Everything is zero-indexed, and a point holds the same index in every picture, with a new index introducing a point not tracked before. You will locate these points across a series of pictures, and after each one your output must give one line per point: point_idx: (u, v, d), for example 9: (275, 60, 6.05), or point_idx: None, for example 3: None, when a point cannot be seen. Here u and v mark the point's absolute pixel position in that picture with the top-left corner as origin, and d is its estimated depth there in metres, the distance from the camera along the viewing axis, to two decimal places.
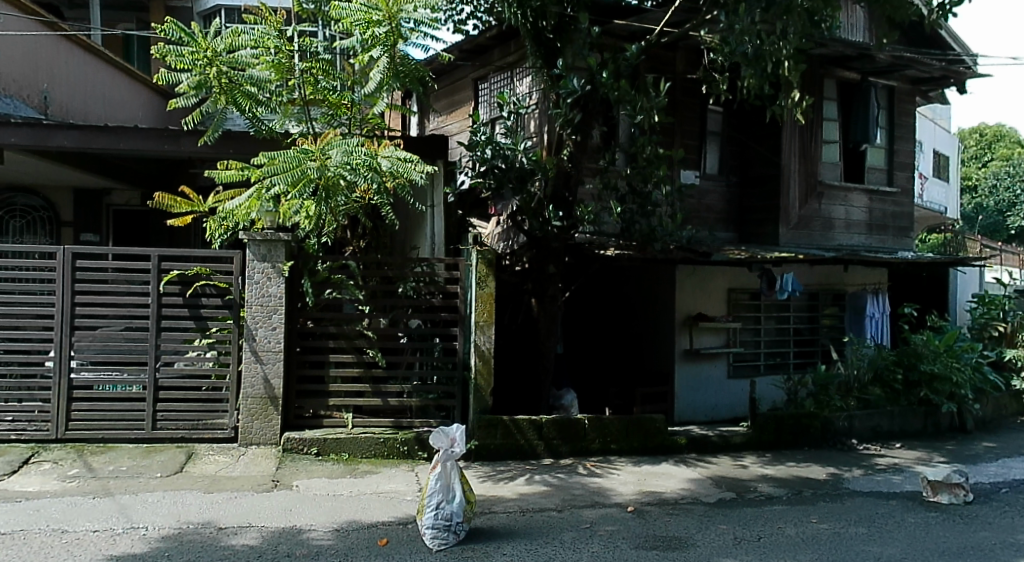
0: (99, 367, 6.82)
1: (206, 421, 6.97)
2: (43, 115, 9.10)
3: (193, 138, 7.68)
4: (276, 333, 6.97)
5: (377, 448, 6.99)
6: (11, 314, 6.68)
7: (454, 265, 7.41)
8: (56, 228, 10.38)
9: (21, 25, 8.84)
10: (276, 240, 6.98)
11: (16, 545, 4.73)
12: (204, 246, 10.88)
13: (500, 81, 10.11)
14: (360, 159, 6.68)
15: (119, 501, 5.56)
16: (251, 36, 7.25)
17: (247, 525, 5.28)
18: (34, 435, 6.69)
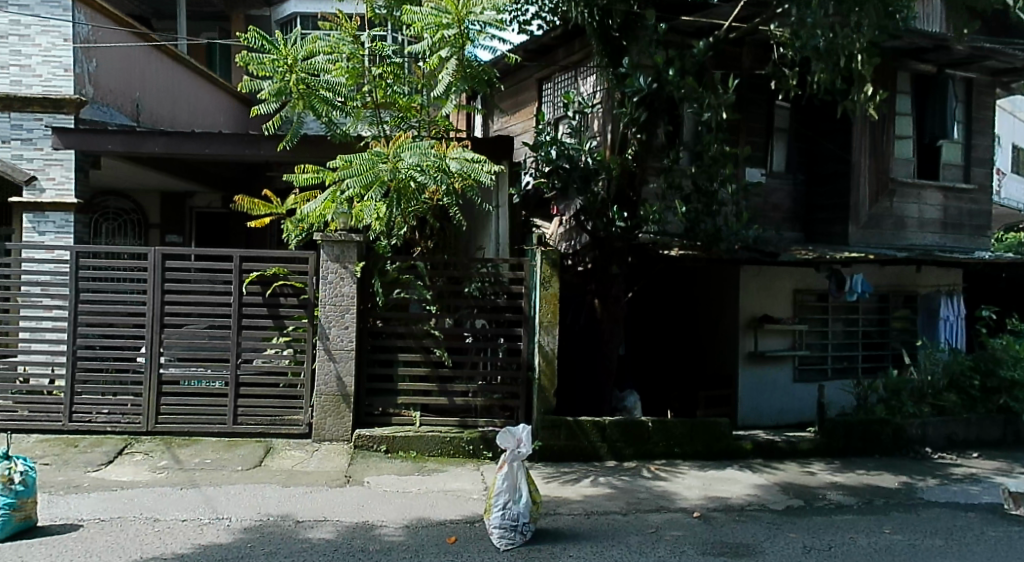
0: (185, 363, 7.19)
1: (284, 416, 7.25)
2: (136, 123, 9.53)
3: (274, 143, 7.97)
4: (348, 332, 7.20)
5: (444, 447, 7.15)
6: (108, 311, 7.14)
7: (519, 266, 7.48)
8: (144, 230, 11.07)
9: (117, 37, 9.20)
10: (348, 240, 7.22)
11: (113, 531, 5.10)
12: (281, 245, 11.47)
13: (565, 80, 10.14)
14: (430, 160, 6.83)
15: (204, 492, 5.88)
16: (327, 42, 7.56)
17: (323, 519, 5.51)
18: (127, 428, 7.10)
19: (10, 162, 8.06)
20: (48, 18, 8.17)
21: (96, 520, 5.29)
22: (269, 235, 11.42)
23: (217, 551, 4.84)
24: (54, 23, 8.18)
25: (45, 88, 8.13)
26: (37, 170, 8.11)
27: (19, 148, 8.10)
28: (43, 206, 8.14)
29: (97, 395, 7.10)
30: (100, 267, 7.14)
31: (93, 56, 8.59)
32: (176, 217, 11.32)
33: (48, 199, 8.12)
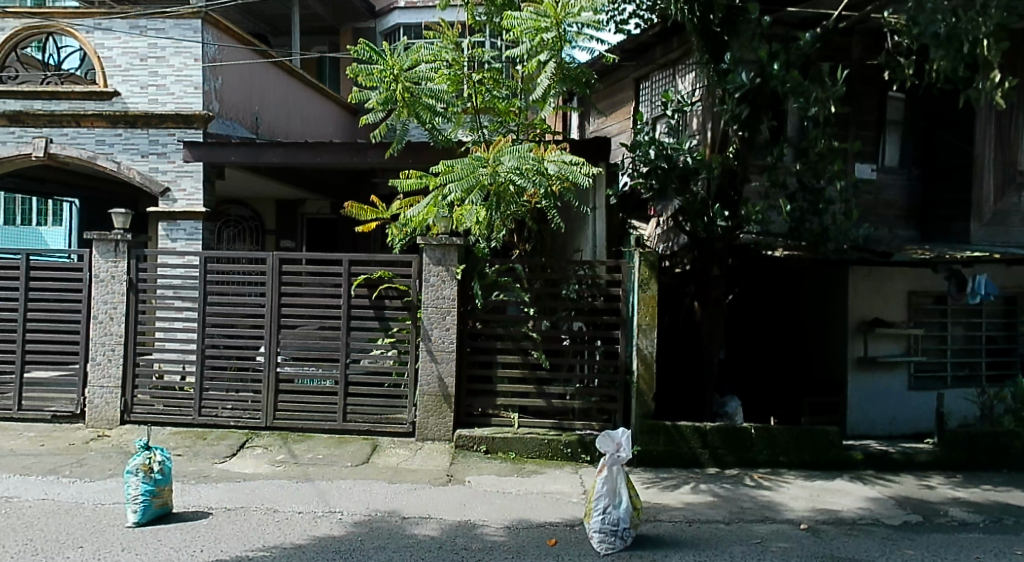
0: (298, 362, 7.66)
1: (388, 415, 7.57)
2: (255, 135, 10.02)
3: (380, 151, 8.40)
4: (449, 334, 7.43)
5: (542, 449, 7.23)
6: (231, 314, 7.72)
7: (616, 268, 7.44)
8: (261, 236, 12.08)
9: (240, 54, 9.70)
10: (450, 244, 7.41)
11: (239, 519, 5.60)
12: (386, 249, 12.04)
13: (662, 79, 9.95)
14: (530, 163, 6.93)
15: (318, 486, 6.36)
16: (430, 51, 7.73)
17: (427, 516, 5.75)
18: (249, 422, 7.65)
19: (147, 175, 8.71)
20: (181, 40, 8.77)
21: (223, 509, 5.82)
22: (374, 240, 12.02)
23: (330, 544, 5.15)
24: (186, 44, 8.77)
25: (178, 105, 8.75)
26: (170, 182, 8.71)
27: (155, 162, 8.73)
28: (175, 215, 8.73)
29: (222, 391, 7.71)
30: (223, 273, 7.72)
31: (219, 74, 9.11)
32: (289, 223, 12.15)
33: (180, 209, 8.70)
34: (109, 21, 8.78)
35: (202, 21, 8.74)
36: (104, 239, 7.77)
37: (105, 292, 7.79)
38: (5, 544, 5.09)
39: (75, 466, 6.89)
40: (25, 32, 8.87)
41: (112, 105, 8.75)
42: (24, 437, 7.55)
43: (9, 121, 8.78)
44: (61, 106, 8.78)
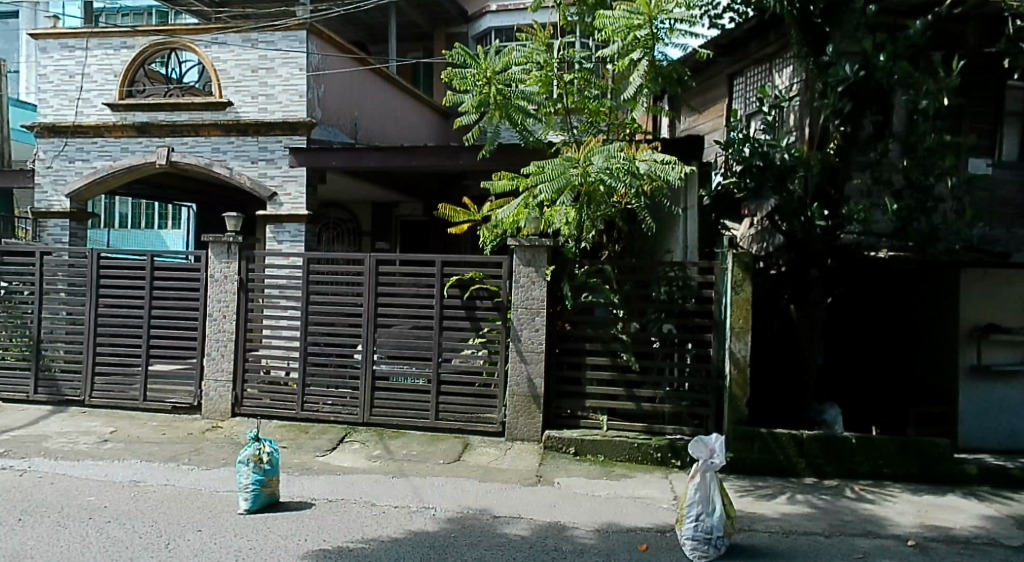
0: (393, 361, 7.86)
1: (479, 414, 7.67)
2: (354, 141, 10.29)
3: (471, 153, 8.52)
4: (538, 335, 7.46)
5: (631, 453, 7.16)
6: (330, 313, 7.99)
7: (709, 269, 7.28)
8: (358, 238, 12.60)
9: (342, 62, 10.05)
10: (539, 245, 7.47)
11: (339, 511, 5.82)
12: (476, 251, 12.22)
13: (759, 75, 9.53)
14: (620, 163, 6.91)
15: (412, 482, 6.55)
16: (522, 53, 7.77)
17: (518, 516, 5.82)
18: (346, 418, 7.90)
19: (256, 180, 9.13)
20: (289, 51, 9.11)
21: (326, 500, 6.08)
22: (465, 242, 12.22)
23: (425, 538, 5.28)
24: (293, 54, 9.11)
25: (285, 113, 9.11)
26: (277, 186, 9.08)
27: (263, 167, 9.12)
28: (281, 218, 9.09)
29: (323, 387, 7.98)
30: (322, 273, 8.00)
31: (321, 82, 9.39)
32: (384, 225, 12.50)
33: (285, 212, 9.05)
34: (225, 34, 9.21)
35: (308, 32, 9.10)
36: (218, 241, 8.20)
37: (218, 291, 8.22)
38: (134, 525, 5.48)
39: (192, 454, 7.32)
40: (148, 50, 9.39)
41: (226, 114, 9.24)
42: (147, 426, 8.08)
43: (136, 131, 9.39)
44: (182, 117, 9.32)
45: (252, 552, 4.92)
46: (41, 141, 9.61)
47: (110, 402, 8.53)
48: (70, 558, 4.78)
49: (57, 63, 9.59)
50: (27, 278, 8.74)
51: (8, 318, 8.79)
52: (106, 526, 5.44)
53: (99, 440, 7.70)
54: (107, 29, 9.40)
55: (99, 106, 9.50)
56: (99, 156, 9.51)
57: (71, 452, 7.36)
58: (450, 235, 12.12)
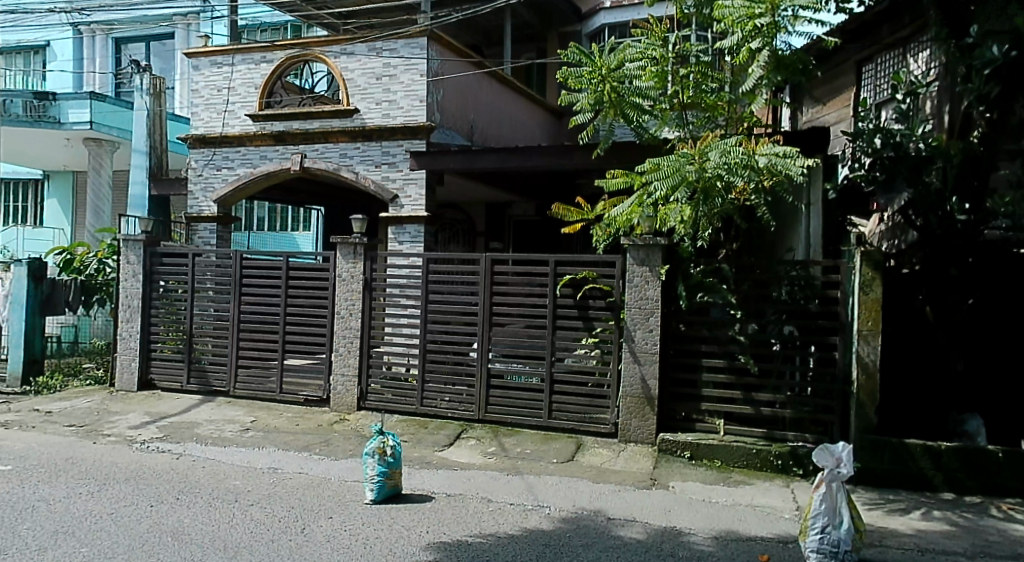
0: (508, 359, 7.97)
1: (592, 414, 7.66)
2: (471, 143, 10.51)
3: (586, 152, 8.57)
4: (652, 335, 7.36)
5: (749, 459, 6.90)
6: (446, 312, 8.22)
7: (834, 268, 6.91)
8: (473, 238, 12.91)
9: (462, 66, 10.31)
10: (653, 244, 7.36)
11: (458, 506, 5.98)
12: (588, 249, 12.40)
13: (891, 60, 8.83)
14: (740, 158, 6.67)
15: (526, 480, 6.63)
16: (637, 49, 7.69)
17: (633, 519, 5.76)
18: (463, 414, 8.10)
19: (381, 183, 9.53)
20: (410, 58, 9.44)
21: (445, 494, 6.27)
22: (577, 241, 12.40)
23: (540, 536, 5.33)
24: (414, 61, 9.43)
25: (406, 118, 9.44)
26: (399, 189, 9.45)
27: (386, 171, 9.52)
28: (403, 219, 9.45)
29: (440, 384, 8.21)
30: (439, 273, 8.23)
31: (440, 87, 9.64)
32: (499, 225, 12.89)
33: (406, 213, 9.40)
34: (353, 45, 9.67)
35: (428, 38, 9.40)
36: (346, 242, 8.61)
37: (345, 290, 8.63)
38: (273, 509, 5.87)
39: (323, 445, 7.75)
40: (284, 63, 9.97)
41: (353, 121, 9.68)
42: (283, 417, 8.63)
43: (274, 140, 10.02)
44: (314, 125, 9.86)
45: (379, 540, 5.14)
46: (194, 152, 10.46)
47: (251, 393, 9.17)
48: (219, 536, 5.16)
49: (207, 79, 10.40)
50: (181, 277, 9.53)
51: (165, 314, 9.62)
52: (249, 509, 5.85)
53: (242, 428, 8.29)
54: (250, 45, 10.09)
55: (243, 117, 10.20)
56: (242, 163, 10.22)
57: (219, 439, 7.97)
58: (563, 234, 12.33)
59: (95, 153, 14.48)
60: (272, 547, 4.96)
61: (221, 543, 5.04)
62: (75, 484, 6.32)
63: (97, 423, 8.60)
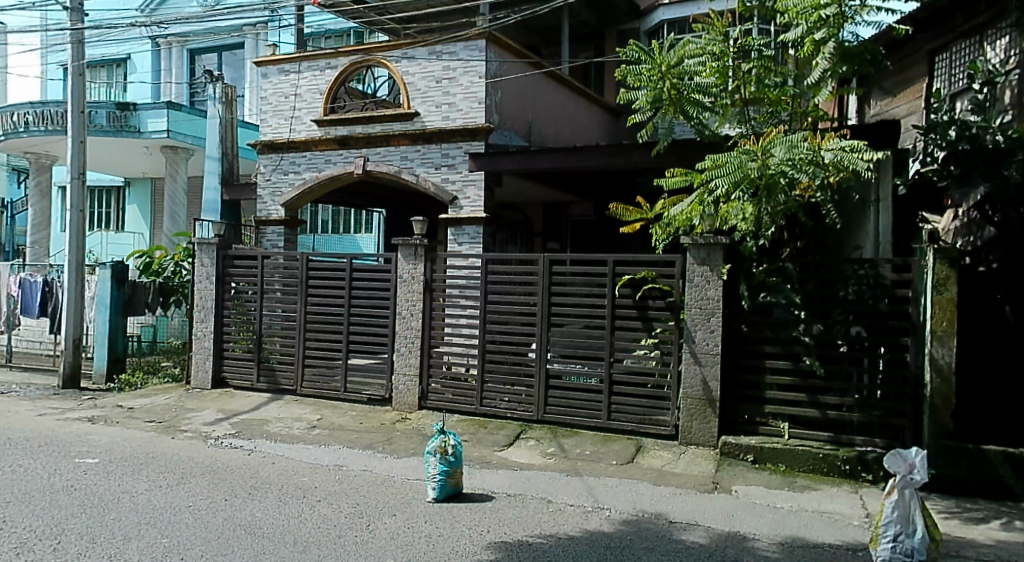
0: (566, 360, 7.95)
1: (652, 416, 7.57)
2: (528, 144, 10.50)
3: (644, 150, 8.49)
4: (713, 336, 7.22)
5: (815, 464, 6.70)
6: (505, 314, 8.25)
7: (904, 266, 6.67)
8: (531, 238, 12.94)
9: (521, 67, 10.32)
10: (715, 243, 7.21)
11: (519, 506, 5.99)
12: (647, 249, 12.28)
13: (967, 49, 8.41)
14: (804, 154, 6.52)
15: (586, 482, 6.59)
16: (698, 44, 7.53)
17: (695, 523, 5.66)
18: (522, 415, 8.11)
19: (440, 185, 9.64)
20: (469, 60, 9.52)
21: (505, 494, 6.29)
22: (636, 241, 12.30)
23: (601, 538, 5.29)
24: (473, 63, 9.51)
25: (465, 120, 9.51)
26: (458, 190, 9.53)
27: (446, 173, 9.62)
28: (462, 220, 9.54)
29: (500, 384, 8.25)
30: (498, 273, 8.27)
31: (498, 89, 9.67)
32: (557, 226, 12.90)
33: (465, 214, 9.48)
34: (414, 49, 9.82)
35: (486, 40, 9.44)
36: (407, 244, 8.74)
37: (406, 290, 8.75)
38: (339, 505, 6.00)
39: (386, 443, 7.89)
40: (346, 70, 10.21)
41: (414, 124, 9.82)
42: (347, 415, 8.81)
43: (338, 144, 10.24)
44: (376, 128, 10.04)
45: (441, 538, 5.19)
46: (263, 158, 10.79)
47: (316, 392, 9.39)
48: (289, 531, 5.31)
49: (275, 87, 10.70)
50: (251, 279, 9.84)
51: (236, 314, 9.93)
52: (316, 504, 6.00)
53: (309, 426, 8.51)
54: (315, 52, 10.33)
55: (308, 123, 10.45)
56: (308, 168, 10.49)
57: (287, 436, 8.21)
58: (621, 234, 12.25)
59: (171, 160, 15.06)
60: (339, 542, 5.07)
61: (291, 537, 5.18)
62: (156, 478, 6.59)
63: (174, 419, 8.96)
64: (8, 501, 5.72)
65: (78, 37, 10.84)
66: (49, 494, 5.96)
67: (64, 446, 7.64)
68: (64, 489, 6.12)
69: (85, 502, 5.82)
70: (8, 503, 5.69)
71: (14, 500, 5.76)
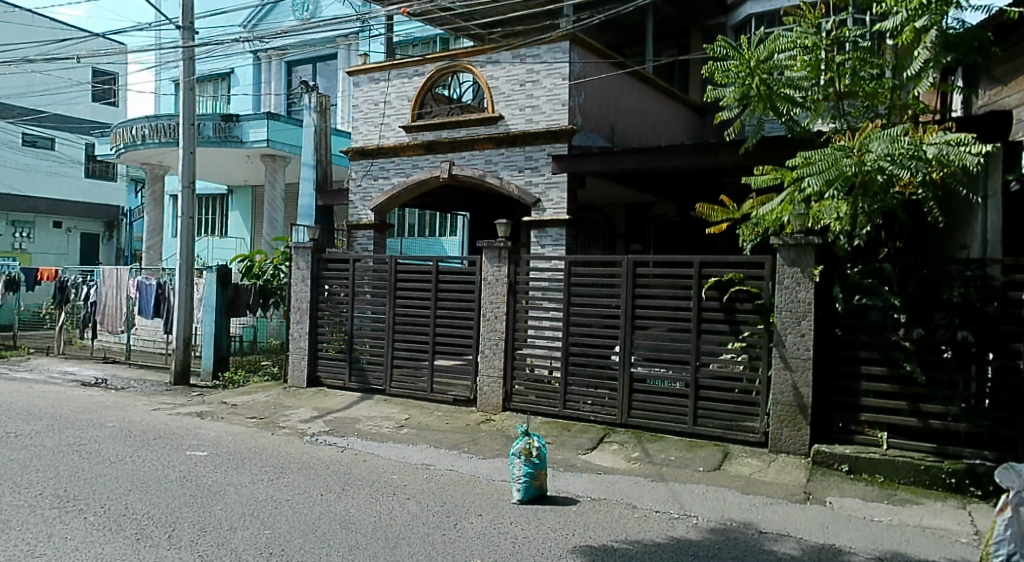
0: (650, 363, 7.82)
1: (740, 422, 7.35)
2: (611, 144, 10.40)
3: (730, 149, 8.35)
4: (804, 340, 6.95)
5: (917, 476, 6.33)
6: (587, 316, 8.20)
7: (1016, 267, 6.21)
8: (614, 239, 12.81)
9: (606, 67, 10.26)
10: (805, 244, 6.93)
11: (603, 510, 5.93)
12: (734, 249, 11.96)
13: None
14: (905, 149, 6.15)
15: (672, 488, 6.46)
16: (788, 38, 7.23)
17: (786, 533, 5.45)
18: (606, 418, 8.03)
19: (524, 188, 9.67)
20: (553, 63, 9.52)
21: (589, 498, 6.24)
22: (722, 242, 12.00)
23: (689, 546, 5.17)
24: (557, 66, 9.49)
25: (549, 122, 9.52)
26: (541, 193, 9.55)
27: (529, 175, 9.65)
28: (545, 223, 9.55)
29: (584, 387, 8.21)
30: (581, 275, 8.23)
31: (582, 90, 9.62)
32: (640, 227, 12.73)
33: (549, 217, 9.49)
34: (498, 54, 9.91)
35: (570, 42, 9.41)
36: (491, 246, 8.80)
37: (491, 293, 8.82)
38: (427, 503, 6.10)
39: (471, 444, 7.96)
40: (433, 75, 10.38)
41: (498, 128, 9.90)
42: (434, 415, 8.96)
43: (425, 149, 10.44)
44: (462, 133, 10.17)
45: (527, 540, 5.19)
46: (353, 164, 11.10)
47: (404, 392, 9.59)
48: (379, 526, 5.44)
49: (366, 94, 10.99)
50: (343, 281, 10.14)
51: (329, 316, 10.25)
52: (405, 502, 6.12)
53: (397, 425, 8.70)
54: (404, 60, 10.56)
55: (397, 129, 10.70)
56: (397, 173, 10.73)
57: (377, 434, 8.42)
58: (707, 235, 11.97)
59: (270, 167, 15.72)
60: (427, 540, 5.15)
61: (381, 532, 5.30)
62: (257, 471, 6.89)
63: (273, 416, 9.34)
64: (128, 489, 6.10)
65: (189, 54, 11.49)
66: (163, 485, 6.32)
67: (175, 440, 8.09)
68: (177, 480, 6.48)
69: (195, 492, 6.13)
70: (128, 491, 6.06)
71: (132, 489, 6.13)
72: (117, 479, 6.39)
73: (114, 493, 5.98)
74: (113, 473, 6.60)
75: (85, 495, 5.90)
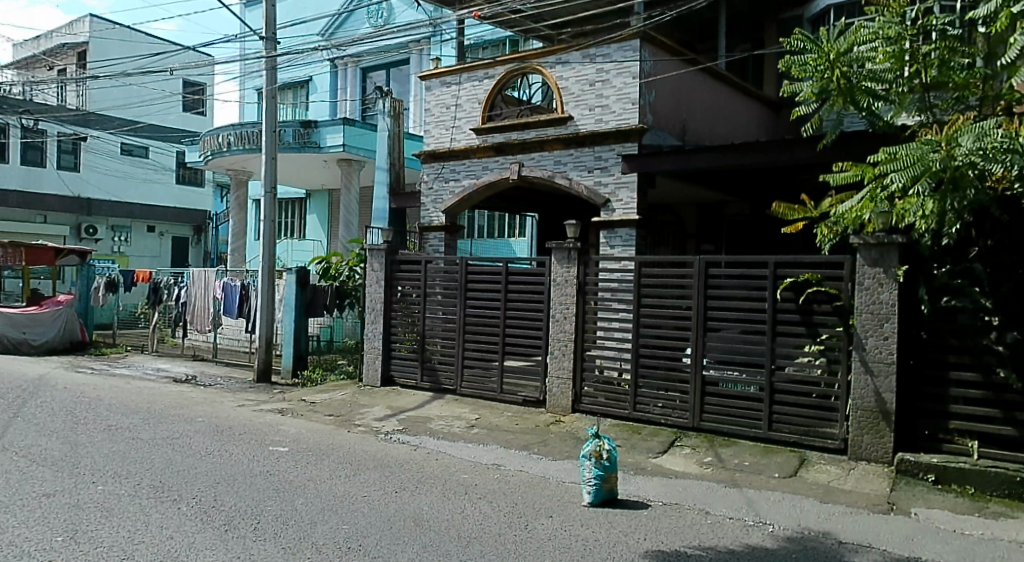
0: (723, 366, 7.64)
1: (817, 428, 7.10)
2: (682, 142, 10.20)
3: (807, 147, 8.11)
4: (887, 344, 6.66)
5: (1011, 488, 5.98)
6: (657, 317, 8.06)
7: None
8: (685, 240, 12.59)
9: (677, 65, 10.12)
10: (889, 243, 6.65)
11: (674, 515, 5.82)
12: (811, 250, 11.58)
13: None
14: (999, 142, 5.83)
15: (746, 494, 6.29)
16: (871, 28, 6.92)
17: (868, 544, 5.23)
18: (677, 422, 7.88)
19: (593, 189, 9.61)
20: (624, 61, 9.41)
21: (661, 502, 6.13)
22: (799, 242, 11.63)
23: (764, 554, 5.02)
24: (627, 64, 9.39)
25: (619, 121, 9.43)
26: (611, 193, 9.47)
27: (599, 175, 9.58)
28: (614, 223, 9.46)
29: (655, 390, 8.08)
30: (653, 276, 8.10)
31: (653, 88, 9.51)
32: (713, 227, 12.48)
33: (618, 217, 9.40)
34: (568, 54, 9.89)
35: (640, 40, 9.30)
36: (560, 247, 8.77)
37: (560, 294, 8.78)
38: (498, 503, 6.12)
39: (541, 445, 7.95)
40: (506, 77, 10.40)
41: (567, 128, 9.86)
42: (503, 415, 8.98)
43: (495, 151, 10.51)
44: (532, 134, 10.18)
45: (598, 542, 5.14)
46: (425, 167, 11.25)
47: (474, 392, 9.66)
48: (451, 524, 5.49)
49: (438, 98, 11.13)
50: (415, 282, 10.29)
51: (402, 317, 10.42)
52: (477, 501, 6.16)
53: (468, 424, 8.76)
54: (475, 63, 10.64)
55: (468, 132, 10.80)
56: (467, 175, 10.82)
57: (448, 433, 8.50)
58: (782, 234, 11.63)
59: (346, 171, 16.09)
60: (499, 540, 5.16)
61: (453, 530, 5.35)
62: (335, 468, 7.06)
63: (349, 414, 9.55)
64: (217, 482, 6.35)
65: (271, 62, 11.87)
66: (249, 478, 6.54)
67: (258, 435, 8.37)
68: (261, 474, 6.70)
69: (278, 486, 6.32)
70: (217, 483, 6.30)
71: (221, 481, 6.37)
72: (206, 472, 6.65)
73: (205, 485, 6.23)
74: (203, 465, 6.87)
75: (179, 486, 6.16)
